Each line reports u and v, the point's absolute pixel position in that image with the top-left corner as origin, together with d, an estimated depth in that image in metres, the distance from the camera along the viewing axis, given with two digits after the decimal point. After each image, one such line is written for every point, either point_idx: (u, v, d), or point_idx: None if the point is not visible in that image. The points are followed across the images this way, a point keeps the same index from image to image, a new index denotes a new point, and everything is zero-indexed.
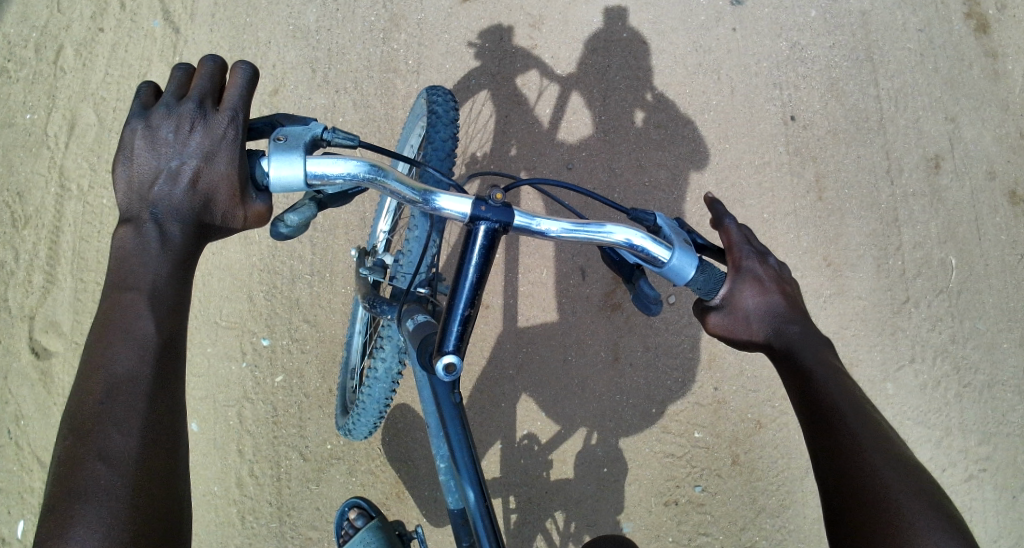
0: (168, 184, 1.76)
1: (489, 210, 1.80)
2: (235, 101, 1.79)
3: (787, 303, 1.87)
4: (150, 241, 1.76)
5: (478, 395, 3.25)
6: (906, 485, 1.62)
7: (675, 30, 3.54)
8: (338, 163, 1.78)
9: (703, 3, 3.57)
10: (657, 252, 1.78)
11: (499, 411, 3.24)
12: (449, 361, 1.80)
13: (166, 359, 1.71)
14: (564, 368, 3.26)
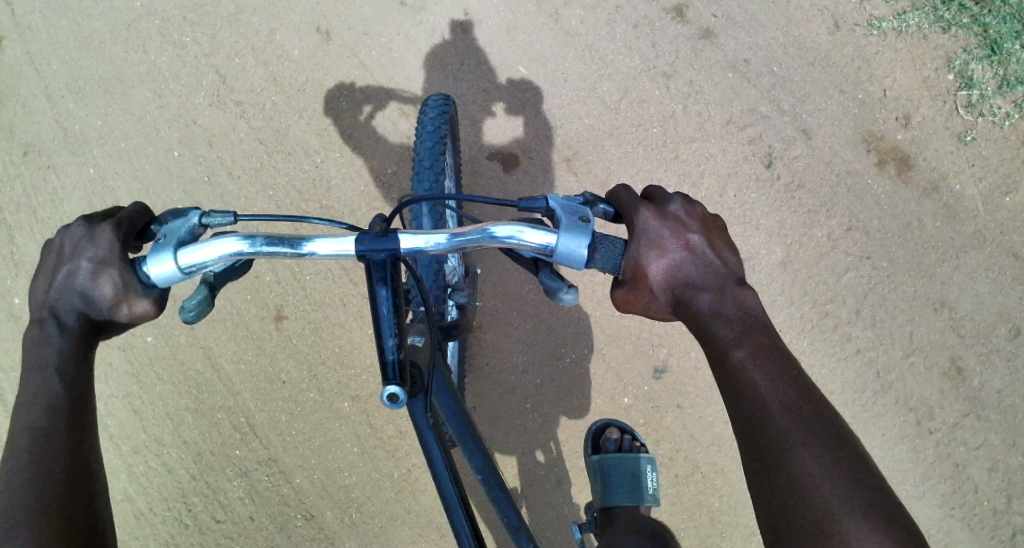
0: (61, 287, 1.82)
1: (375, 243, 1.84)
2: (126, 215, 1.87)
3: (693, 257, 1.90)
4: (50, 333, 1.79)
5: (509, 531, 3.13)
6: (846, 502, 1.59)
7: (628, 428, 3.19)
8: (216, 247, 1.78)
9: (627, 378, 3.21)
10: (544, 239, 1.85)
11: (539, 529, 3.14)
12: (392, 393, 1.81)
13: (77, 431, 1.72)
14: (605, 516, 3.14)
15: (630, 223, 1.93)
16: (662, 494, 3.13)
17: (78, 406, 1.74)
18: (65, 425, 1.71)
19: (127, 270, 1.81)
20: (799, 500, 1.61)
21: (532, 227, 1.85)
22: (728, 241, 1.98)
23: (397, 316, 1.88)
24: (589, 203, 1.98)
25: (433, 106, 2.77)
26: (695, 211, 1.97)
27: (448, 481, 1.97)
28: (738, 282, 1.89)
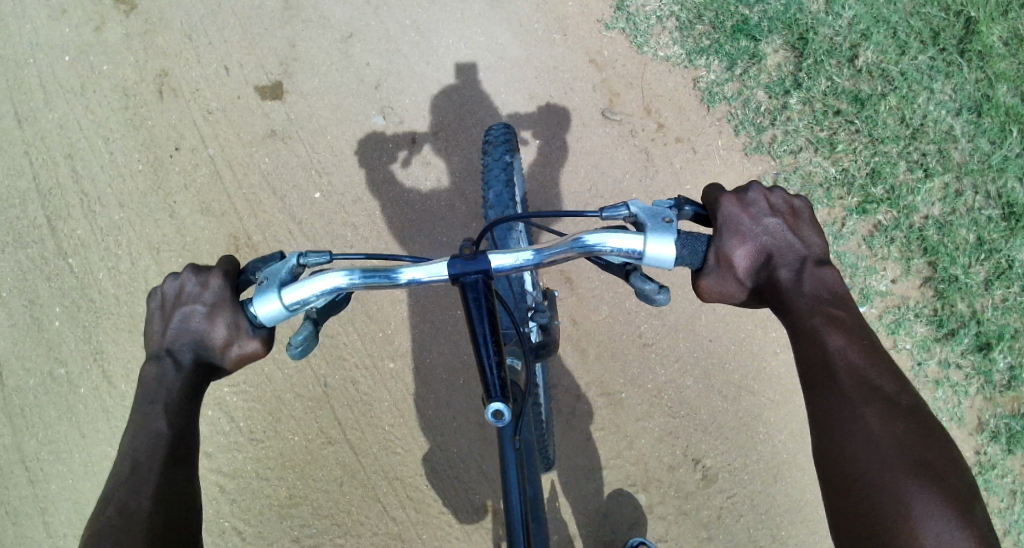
0: (178, 330, 2.18)
1: (468, 265, 2.11)
2: (221, 275, 2.20)
3: (773, 239, 2.13)
4: (168, 371, 2.15)
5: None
6: (896, 442, 1.88)
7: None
8: (320, 282, 2.07)
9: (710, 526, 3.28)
10: (634, 245, 2.03)
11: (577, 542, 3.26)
12: (496, 409, 2.01)
13: (177, 455, 2.08)
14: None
15: (718, 222, 2.14)
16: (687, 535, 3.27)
17: (178, 435, 2.10)
18: (162, 456, 2.06)
19: (236, 313, 2.15)
20: (856, 441, 1.91)
21: (620, 234, 2.04)
22: (807, 225, 2.19)
23: (495, 336, 2.11)
24: (678, 206, 2.14)
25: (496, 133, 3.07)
26: (774, 198, 2.17)
27: (518, 506, 2.18)
28: (817, 261, 2.14)
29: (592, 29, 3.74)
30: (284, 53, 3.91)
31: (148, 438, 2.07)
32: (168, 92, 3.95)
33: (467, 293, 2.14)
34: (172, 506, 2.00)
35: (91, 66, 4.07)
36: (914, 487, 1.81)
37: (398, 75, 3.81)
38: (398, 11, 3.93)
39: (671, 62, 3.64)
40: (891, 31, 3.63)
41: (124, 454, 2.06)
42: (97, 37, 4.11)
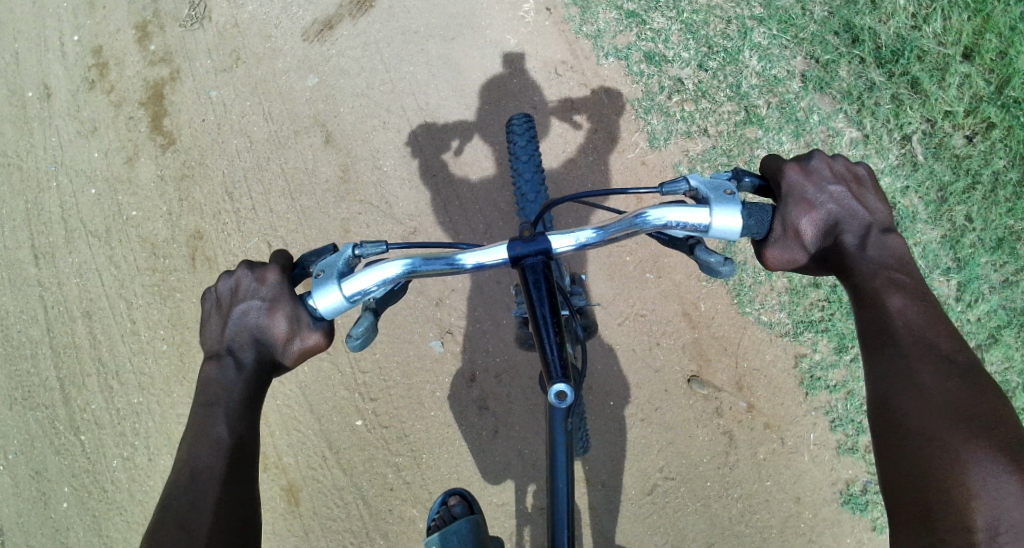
0: (238, 328, 2.11)
1: (528, 246, 2.10)
2: (277, 275, 2.13)
3: (837, 204, 2.08)
4: (229, 370, 2.08)
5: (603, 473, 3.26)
6: (938, 374, 1.85)
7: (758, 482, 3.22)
8: (375, 274, 2.02)
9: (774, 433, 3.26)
10: (698, 221, 2.00)
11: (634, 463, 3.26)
12: (559, 390, 1.97)
13: (236, 463, 2.00)
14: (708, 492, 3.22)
15: (782, 194, 2.12)
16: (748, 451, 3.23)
17: (236, 439, 2.02)
18: (223, 464, 1.98)
19: (294, 303, 2.10)
20: (902, 378, 1.87)
21: (682, 208, 2.01)
22: (870, 191, 2.14)
23: (556, 317, 2.10)
24: (735, 178, 2.13)
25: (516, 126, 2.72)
26: (836, 165, 2.13)
27: (563, 486, 2.10)
28: (881, 227, 2.08)
29: (690, 274, 3.35)
30: (336, 237, 3.49)
31: (209, 447, 1.99)
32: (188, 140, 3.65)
33: (527, 277, 2.13)
34: (235, 511, 1.94)
35: (119, 209, 3.59)
36: (963, 439, 1.74)
37: (459, 139, 3.57)
38: (472, 210, 3.48)
39: (776, 331, 3.34)
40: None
41: (184, 459, 1.98)
42: (129, 173, 3.65)
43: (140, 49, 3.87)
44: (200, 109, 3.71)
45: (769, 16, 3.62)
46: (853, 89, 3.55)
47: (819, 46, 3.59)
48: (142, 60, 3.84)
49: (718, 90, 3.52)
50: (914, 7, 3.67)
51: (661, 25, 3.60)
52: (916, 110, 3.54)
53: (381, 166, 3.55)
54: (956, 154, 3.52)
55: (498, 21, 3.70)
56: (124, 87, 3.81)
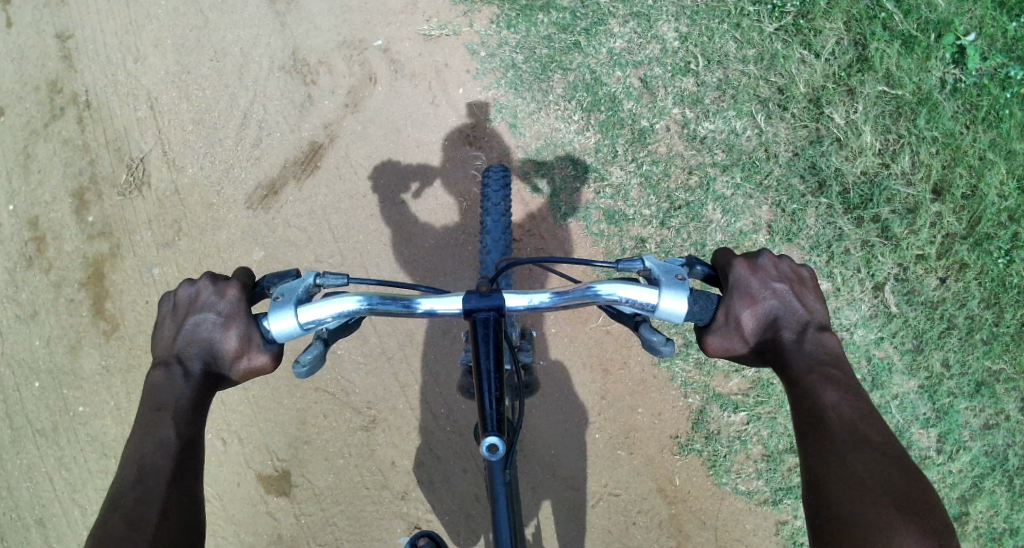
0: (189, 337, 2.15)
1: (482, 300, 2.17)
2: (237, 292, 2.17)
3: (777, 300, 2.25)
4: (176, 378, 2.12)
5: (570, 501, 3.24)
6: (870, 463, 2.01)
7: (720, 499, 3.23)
8: (331, 305, 2.09)
9: (738, 455, 3.25)
10: (645, 301, 2.14)
11: (604, 489, 3.25)
12: (493, 444, 2.06)
13: (184, 466, 2.02)
14: (680, 515, 3.22)
15: (729, 286, 2.28)
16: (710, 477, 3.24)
17: (185, 443, 2.05)
18: (172, 464, 2.01)
19: (250, 322, 2.15)
20: (837, 468, 2.01)
21: (633, 285, 2.14)
22: (812, 292, 2.30)
23: (497, 372, 2.17)
24: (688, 265, 2.29)
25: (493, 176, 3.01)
26: (783, 265, 2.30)
27: (506, 538, 2.24)
28: (817, 326, 2.26)
29: (663, 447, 3.27)
30: (293, 430, 3.37)
31: (157, 449, 2.01)
32: (128, 255, 3.49)
33: (476, 329, 2.20)
34: (181, 514, 1.95)
35: (65, 402, 3.41)
36: (887, 520, 1.90)
37: (419, 181, 3.54)
38: (432, 392, 3.37)
39: (755, 500, 3.22)
40: (1019, 481, 3.12)
41: (130, 463, 1.99)
42: (73, 364, 3.43)
43: (77, 220, 3.53)
44: (142, 289, 3.47)
45: (732, 163, 3.44)
46: (821, 240, 3.35)
47: (785, 193, 3.39)
48: (80, 233, 3.52)
49: (681, 249, 3.37)
50: (881, 143, 3.40)
51: (620, 180, 3.44)
52: (885, 257, 3.30)
53: (335, 348, 3.41)
54: (928, 299, 3.27)
55: (450, 181, 3.52)
56: (63, 264, 3.50)
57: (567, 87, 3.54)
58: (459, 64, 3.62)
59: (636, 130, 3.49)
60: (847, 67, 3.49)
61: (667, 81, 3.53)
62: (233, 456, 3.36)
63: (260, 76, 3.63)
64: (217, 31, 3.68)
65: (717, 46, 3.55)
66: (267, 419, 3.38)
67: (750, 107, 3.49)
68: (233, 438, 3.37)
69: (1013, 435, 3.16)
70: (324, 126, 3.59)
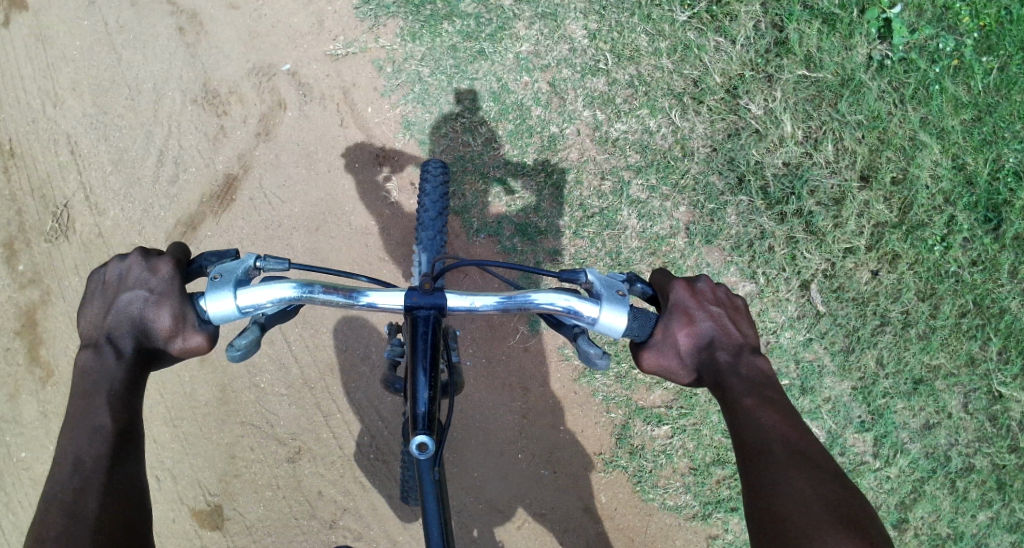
0: (120, 314, 1.97)
1: (426, 298, 2.02)
2: (169, 269, 2.00)
3: (714, 323, 2.02)
4: (106, 360, 1.93)
5: (497, 517, 3.14)
6: (808, 481, 1.76)
7: (649, 511, 3.14)
8: (272, 291, 1.94)
9: (663, 468, 3.16)
10: (586, 310, 1.94)
11: (531, 505, 3.15)
12: (421, 442, 1.94)
13: (121, 449, 1.86)
14: (607, 530, 3.13)
15: (666, 305, 2.03)
16: (637, 491, 3.15)
17: (120, 427, 1.88)
18: (107, 452, 1.84)
19: (184, 298, 1.97)
20: (777, 495, 1.75)
21: (573, 296, 1.95)
22: (749, 319, 2.10)
23: (433, 373, 2.02)
24: (629, 281, 2.06)
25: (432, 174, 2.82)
26: (720, 290, 2.08)
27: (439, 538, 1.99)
28: (755, 350, 2.02)
29: (587, 464, 3.17)
30: (223, 464, 3.33)
31: (89, 437, 1.84)
32: (52, 305, 3.50)
33: (416, 326, 2.04)
34: (127, 499, 1.80)
35: (9, 448, 3.42)
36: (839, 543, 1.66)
37: (344, 178, 3.51)
38: (354, 419, 3.35)
39: (683, 515, 3.14)
40: (949, 482, 3.04)
41: (61, 455, 1.81)
42: (13, 410, 3.44)
43: (7, 269, 3.54)
44: (75, 334, 3.48)
45: (647, 164, 3.31)
46: (742, 240, 3.23)
47: (704, 192, 3.27)
48: (11, 282, 3.53)
49: (597, 259, 3.27)
50: (803, 131, 3.27)
51: (530, 193, 3.34)
52: (812, 253, 3.19)
53: (259, 383, 3.37)
54: (860, 294, 3.16)
55: (361, 205, 3.49)
56: None
57: (476, 97, 3.43)
58: (366, 83, 3.55)
59: (546, 137, 3.37)
60: (765, 51, 3.33)
61: (577, 83, 3.39)
62: (161, 489, 3.32)
63: (173, 110, 3.62)
64: (129, 71, 3.68)
65: (627, 42, 3.39)
66: (193, 449, 3.34)
67: (665, 103, 3.34)
68: (162, 467, 3.33)
69: (956, 433, 3.06)
70: (237, 158, 3.56)
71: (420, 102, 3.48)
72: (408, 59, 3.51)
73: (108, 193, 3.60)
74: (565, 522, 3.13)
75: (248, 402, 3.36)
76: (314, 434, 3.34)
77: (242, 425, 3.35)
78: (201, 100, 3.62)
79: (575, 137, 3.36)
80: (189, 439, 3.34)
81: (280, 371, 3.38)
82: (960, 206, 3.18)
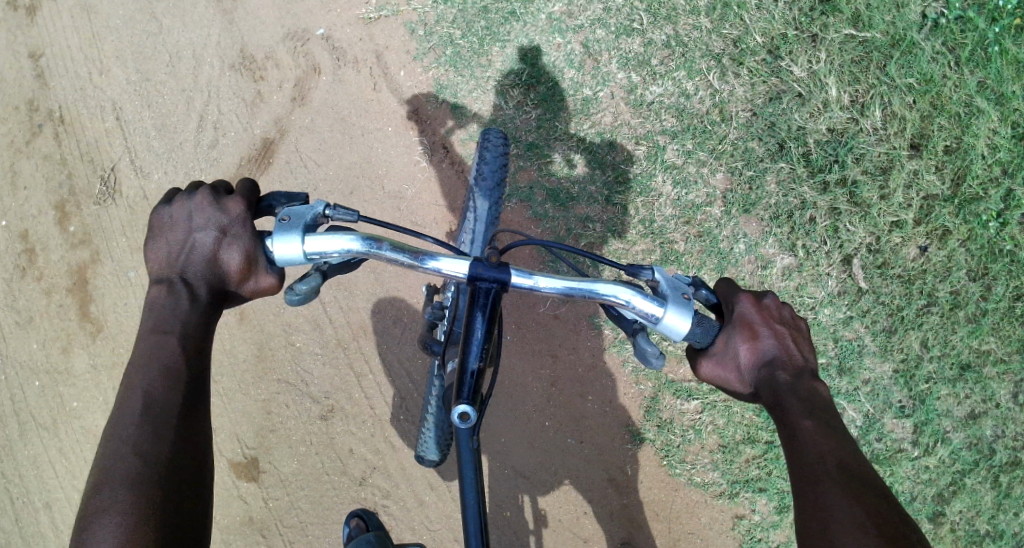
0: (190, 254, 1.81)
1: (493, 272, 1.79)
2: (240, 206, 1.85)
3: (779, 342, 1.80)
4: (176, 302, 1.79)
5: (523, 483, 3.15)
6: (855, 500, 1.57)
7: (675, 486, 3.11)
8: (340, 244, 1.77)
9: (692, 444, 3.12)
10: (650, 309, 1.74)
11: (558, 473, 3.14)
12: (463, 412, 1.77)
13: (194, 398, 1.73)
14: (633, 503, 3.11)
15: (729, 315, 1.83)
16: (664, 465, 3.12)
17: (194, 372, 1.75)
18: (179, 397, 1.71)
19: (257, 238, 1.82)
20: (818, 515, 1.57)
21: (638, 292, 1.75)
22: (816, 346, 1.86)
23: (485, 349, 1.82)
24: (694, 286, 1.85)
25: (494, 142, 2.53)
26: (787, 311, 1.86)
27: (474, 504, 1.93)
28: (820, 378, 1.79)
29: (615, 435, 3.14)
30: (259, 420, 3.41)
31: (161, 378, 1.71)
32: (100, 263, 3.64)
33: (476, 298, 1.83)
34: (195, 453, 1.68)
35: (62, 399, 3.58)
36: None
37: (378, 142, 3.50)
38: (386, 382, 3.40)
39: (710, 493, 3.09)
40: (993, 476, 2.90)
41: (132, 392, 1.69)
42: (66, 363, 3.60)
43: (60, 230, 3.69)
44: (122, 292, 3.60)
45: (682, 129, 3.20)
46: (781, 210, 3.10)
47: (742, 158, 3.15)
48: (64, 242, 3.68)
49: (630, 226, 3.17)
50: (849, 94, 3.12)
51: (563, 157, 3.25)
52: (855, 226, 3.05)
53: (295, 341, 3.44)
54: (904, 271, 3.02)
55: (395, 169, 3.46)
56: (51, 272, 3.67)
57: (507, 60, 3.37)
58: (399, 46, 3.52)
59: (579, 100, 3.28)
60: (809, 10, 3.18)
61: (610, 44, 3.29)
62: None
63: (212, 77, 3.68)
64: (170, 36, 3.75)
65: (663, 0, 3.25)
66: (231, 405, 3.43)
67: (703, 65, 3.21)
68: None
69: (1002, 424, 2.92)
70: (274, 122, 3.59)
71: (452, 65, 3.43)
72: (439, 22, 3.46)
73: (151, 156, 3.69)
74: (591, 491, 3.12)
75: (284, 360, 3.43)
76: (346, 394, 3.40)
77: (278, 383, 3.42)
78: (239, 65, 3.66)
79: (609, 101, 3.27)
80: (227, 393, 3.44)
81: (314, 333, 3.44)
82: (1018, 179, 3.00)
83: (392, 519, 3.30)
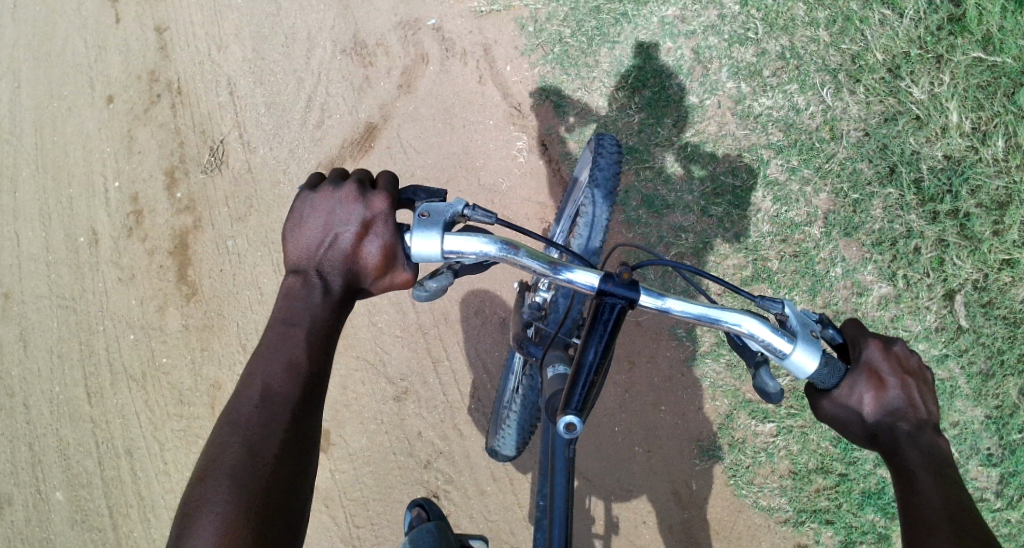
0: (331, 247, 1.85)
1: (621, 288, 1.77)
2: (385, 202, 1.86)
3: (905, 393, 1.73)
4: (313, 293, 1.83)
5: (585, 486, 3.14)
6: None
7: (740, 508, 3.04)
8: (478, 246, 1.80)
9: (762, 466, 3.05)
10: (779, 344, 1.71)
11: (622, 480, 3.12)
12: (570, 422, 1.69)
13: (310, 392, 1.76)
14: (695, 520, 3.05)
15: (856, 357, 1.76)
16: (732, 485, 3.06)
17: (314, 370, 1.78)
18: (297, 391, 1.74)
19: (394, 236, 1.85)
20: None
21: (767, 325, 1.71)
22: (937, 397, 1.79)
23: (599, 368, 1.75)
24: (821, 323, 1.80)
25: (606, 149, 2.53)
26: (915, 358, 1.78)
27: (561, 509, 2.03)
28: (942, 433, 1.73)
29: (683, 449, 3.11)
30: (335, 395, 3.51)
31: (283, 368, 1.75)
32: (201, 230, 3.81)
33: (599, 314, 1.79)
34: (303, 447, 1.70)
35: (152, 354, 3.76)
36: None
37: (477, 133, 3.55)
38: (460, 371, 3.45)
39: (775, 519, 3.02)
40: None
41: (254, 377, 1.74)
42: (160, 321, 3.78)
43: (168, 195, 3.88)
44: (219, 259, 3.77)
45: (788, 144, 3.15)
46: (884, 237, 3.01)
47: (848, 180, 3.08)
48: (170, 207, 3.87)
49: (722, 240, 3.13)
50: (971, 121, 3.04)
51: (662, 161, 3.23)
52: (963, 260, 2.94)
53: (377, 322, 3.53)
54: (1010, 313, 2.89)
55: (492, 162, 3.51)
56: (156, 234, 3.86)
57: (615, 62, 3.38)
58: (507, 40, 3.58)
59: (682, 108, 3.27)
60: (935, 29, 3.14)
61: (722, 52, 3.27)
62: None
63: (324, 60, 3.81)
64: (289, 19, 3.92)
65: (781, 11, 3.23)
66: None
67: (817, 79, 3.17)
68: None
69: None
70: (378, 107, 3.69)
71: (558, 62, 3.46)
72: (550, 20, 3.50)
73: (258, 131, 3.85)
74: (653, 503, 3.08)
75: (365, 339, 3.52)
76: (421, 379, 3.47)
77: (357, 360, 3.51)
78: (350, 50, 3.79)
79: (713, 110, 3.24)
80: None
81: (396, 316, 3.52)
82: None
83: (451, 507, 3.33)
